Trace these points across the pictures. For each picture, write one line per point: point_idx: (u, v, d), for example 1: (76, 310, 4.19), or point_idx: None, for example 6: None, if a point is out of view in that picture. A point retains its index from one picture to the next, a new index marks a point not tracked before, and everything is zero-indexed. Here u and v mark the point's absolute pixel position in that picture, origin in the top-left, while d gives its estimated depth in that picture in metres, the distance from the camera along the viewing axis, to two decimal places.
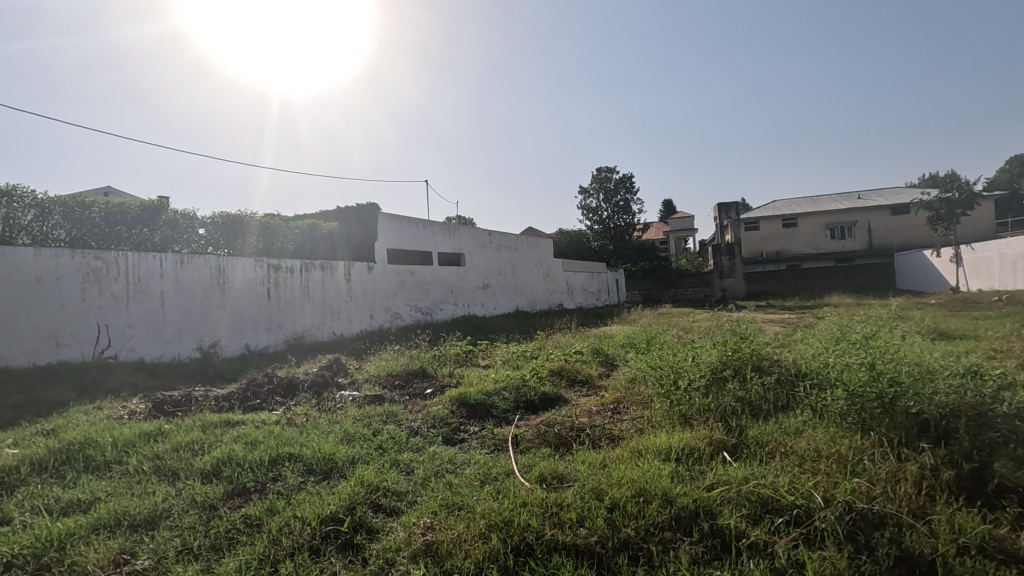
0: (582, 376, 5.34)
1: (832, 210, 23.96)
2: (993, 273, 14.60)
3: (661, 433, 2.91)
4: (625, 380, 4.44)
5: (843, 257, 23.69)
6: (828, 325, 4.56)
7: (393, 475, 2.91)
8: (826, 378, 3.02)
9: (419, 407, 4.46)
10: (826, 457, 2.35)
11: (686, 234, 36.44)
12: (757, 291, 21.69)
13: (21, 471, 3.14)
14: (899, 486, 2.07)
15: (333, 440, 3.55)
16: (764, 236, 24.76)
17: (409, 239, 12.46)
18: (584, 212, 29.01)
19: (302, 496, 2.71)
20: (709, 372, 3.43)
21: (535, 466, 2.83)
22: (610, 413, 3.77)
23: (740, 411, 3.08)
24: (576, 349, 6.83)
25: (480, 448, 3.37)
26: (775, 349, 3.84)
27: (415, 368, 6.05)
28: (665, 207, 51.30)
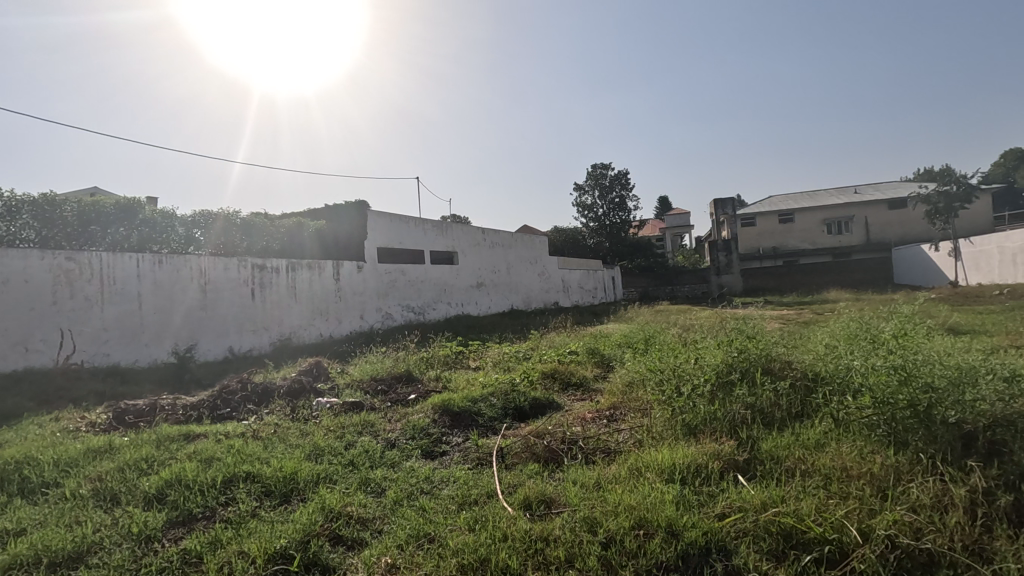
0: (576, 379, 5.00)
1: (829, 205, 23.68)
2: (993, 267, 14.33)
3: (663, 447, 2.58)
4: (622, 384, 4.10)
5: (841, 252, 23.44)
6: (840, 323, 4.23)
7: (360, 498, 2.56)
8: (846, 382, 2.70)
9: (400, 416, 4.11)
10: (856, 477, 2.03)
11: (683, 230, 36.18)
12: (754, 287, 21.42)
13: None
14: (948, 516, 1.75)
15: (298, 455, 3.20)
16: (760, 231, 24.49)
17: (400, 237, 12.09)
18: (579, 209, 28.65)
19: (253, 524, 2.36)
20: (714, 376, 3.10)
21: (520, 488, 2.49)
22: (605, 421, 3.44)
23: (751, 420, 2.76)
24: (570, 349, 6.49)
25: (462, 463, 3.02)
26: (785, 349, 3.51)
27: (399, 371, 5.70)
28: (661, 203, 51.10)
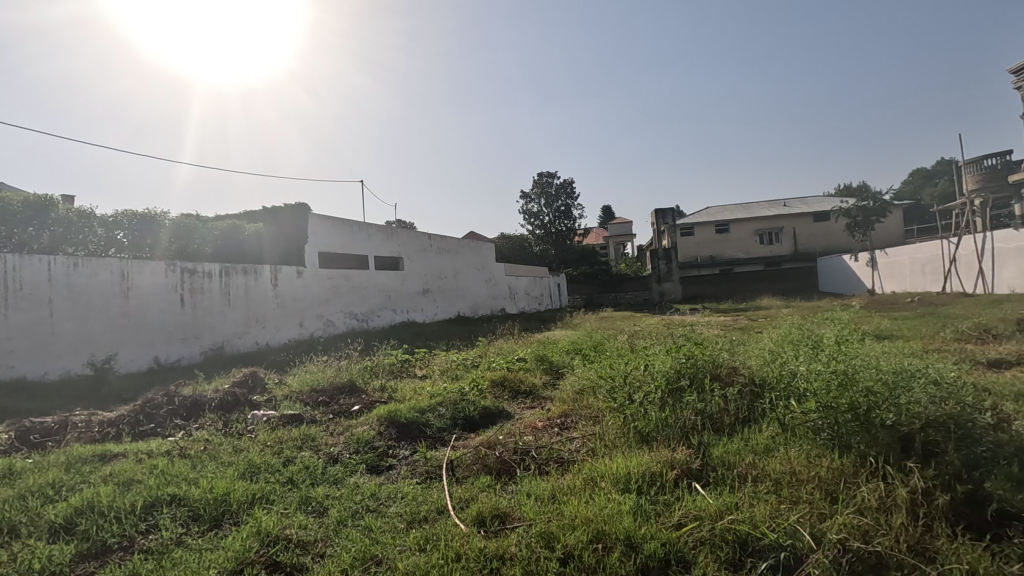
0: (526, 387, 4.95)
1: (761, 217, 24.94)
2: (905, 277, 15.47)
3: (617, 456, 2.56)
4: (573, 391, 4.08)
5: (772, 262, 24.70)
6: (780, 330, 4.38)
7: (300, 519, 2.39)
8: (791, 387, 2.78)
9: (344, 428, 3.92)
10: (805, 482, 2.07)
11: (625, 239, 37.14)
12: (693, 294, 22.19)
13: None
14: (892, 517, 1.81)
15: (231, 474, 2.96)
16: (699, 241, 25.47)
17: (343, 241, 11.71)
18: (526, 216, 28.84)
19: (177, 554, 2.14)
20: (665, 382, 3.12)
21: (473, 502, 2.39)
22: (557, 430, 3.39)
23: (701, 426, 2.79)
24: (518, 356, 6.43)
25: (410, 478, 2.89)
26: (731, 355, 3.59)
27: (342, 381, 5.46)
28: (605, 212, 52.29)
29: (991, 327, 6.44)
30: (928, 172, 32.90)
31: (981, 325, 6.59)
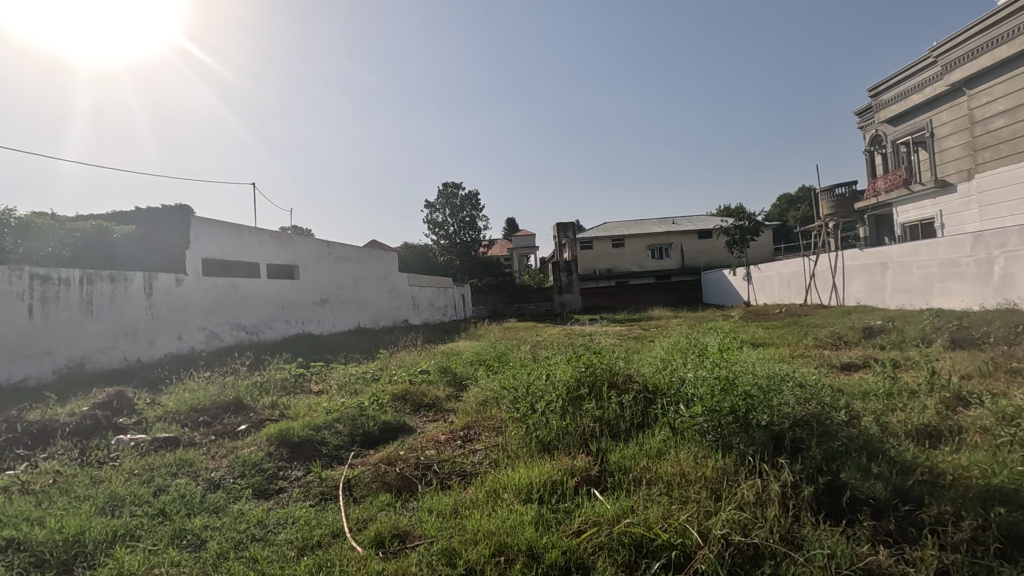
0: (428, 400, 4.84)
1: (653, 233, 26.64)
2: (774, 290, 17.22)
3: (519, 466, 2.57)
4: (476, 402, 4.06)
5: (662, 275, 26.42)
6: (670, 338, 4.67)
7: (172, 556, 2.14)
8: (680, 393, 2.96)
9: (227, 450, 3.60)
10: (693, 482, 2.21)
11: (528, 251, 37.95)
12: (592, 305, 23.12)
13: None
14: (767, 510, 1.97)
15: (87, 510, 2.60)
16: (597, 254, 26.66)
17: (230, 247, 10.86)
18: (430, 226, 28.57)
19: None
20: (565, 391, 3.20)
21: (371, 523, 2.28)
22: (459, 443, 3.35)
23: (599, 433, 2.88)
24: (421, 368, 6.29)
25: (302, 501, 2.71)
26: (626, 364, 3.76)
27: (227, 399, 5.02)
28: (509, 224, 53.20)
29: (843, 335, 7.33)
30: (791, 197, 37.02)
31: (835, 333, 7.47)
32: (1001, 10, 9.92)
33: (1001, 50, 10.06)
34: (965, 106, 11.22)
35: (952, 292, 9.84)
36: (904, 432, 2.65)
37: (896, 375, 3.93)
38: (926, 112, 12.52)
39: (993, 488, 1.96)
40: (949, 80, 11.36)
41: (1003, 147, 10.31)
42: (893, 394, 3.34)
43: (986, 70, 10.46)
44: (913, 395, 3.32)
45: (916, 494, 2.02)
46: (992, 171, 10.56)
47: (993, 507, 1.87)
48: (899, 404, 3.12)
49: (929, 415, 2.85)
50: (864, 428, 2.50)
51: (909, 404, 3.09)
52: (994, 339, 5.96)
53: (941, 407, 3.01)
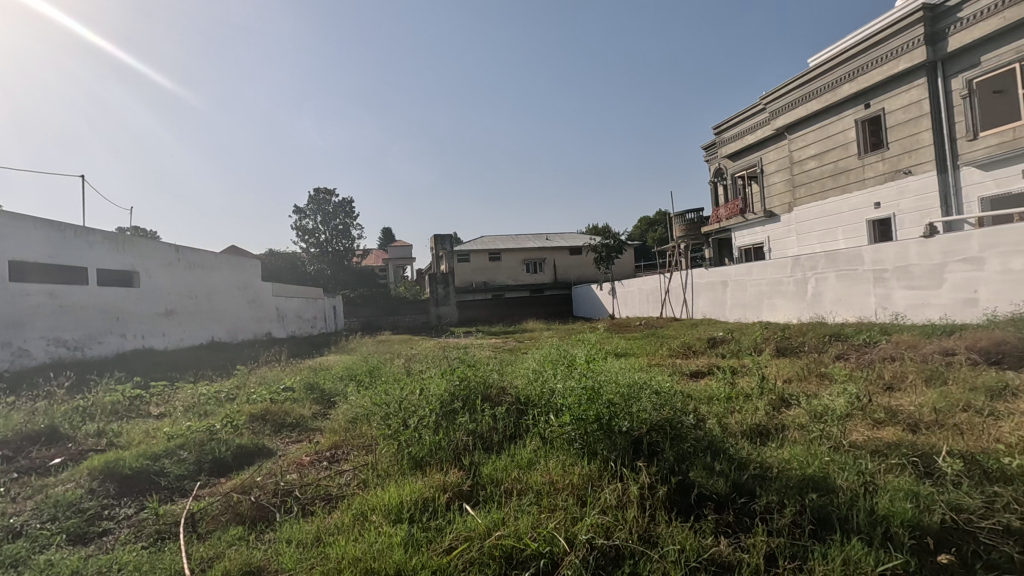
0: (291, 420, 4.50)
1: (527, 248, 27.58)
2: (635, 304, 18.66)
3: (389, 485, 2.47)
4: (345, 420, 3.85)
5: (536, 288, 27.39)
6: (542, 350, 4.84)
7: None
8: (550, 403, 3.06)
9: (34, 490, 3.02)
10: (561, 490, 2.28)
11: (405, 262, 37.25)
12: (469, 318, 23.26)
13: None
14: (627, 512, 2.10)
15: None
16: (474, 267, 26.95)
17: (48, 248, 9.28)
18: (299, 233, 26.90)
19: None
20: (439, 406, 3.16)
21: (218, 561, 2.04)
22: (325, 464, 3.14)
23: (472, 446, 2.88)
24: (284, 385, 5.84)
25: (132, 542, 2.35)
26: (500, 376, 3.82)
27: (36, 429, 4.23)
28: (385, 234, 51.87)
29: (692, 345, 8.12)
30: (649, 219, 40.54)
31: (686, 344, 8.27)
32: (812, 71, 11.85)
33: (812, 104, 11.99)
34: (786, 149, 13.17)
35: (777, 307, 11.40)
36: (740, 431, 2.99)
37: (734, 380, 4.44)
38: (757, 152, 14.48)
39: (807, 477, 2.28)
40: (774, 125, 13.27)
41: (814, 186, 12.25)
42: (732, 398, 3.76)
43: (802, 119, 12.36)
44: (748, 398, 3.76)
45: (749, 487, 2.27)
46: (807, 205, 12.48)
47: (808, 494, 2.17)
48: (736, 407, 3.51)
49: (759, 415, 3.24)
50: (708, 430, 2.78)
51: (744, 407, 3.49)
52: (808, 348, 7.00)
53: (769, 408, 3.44)
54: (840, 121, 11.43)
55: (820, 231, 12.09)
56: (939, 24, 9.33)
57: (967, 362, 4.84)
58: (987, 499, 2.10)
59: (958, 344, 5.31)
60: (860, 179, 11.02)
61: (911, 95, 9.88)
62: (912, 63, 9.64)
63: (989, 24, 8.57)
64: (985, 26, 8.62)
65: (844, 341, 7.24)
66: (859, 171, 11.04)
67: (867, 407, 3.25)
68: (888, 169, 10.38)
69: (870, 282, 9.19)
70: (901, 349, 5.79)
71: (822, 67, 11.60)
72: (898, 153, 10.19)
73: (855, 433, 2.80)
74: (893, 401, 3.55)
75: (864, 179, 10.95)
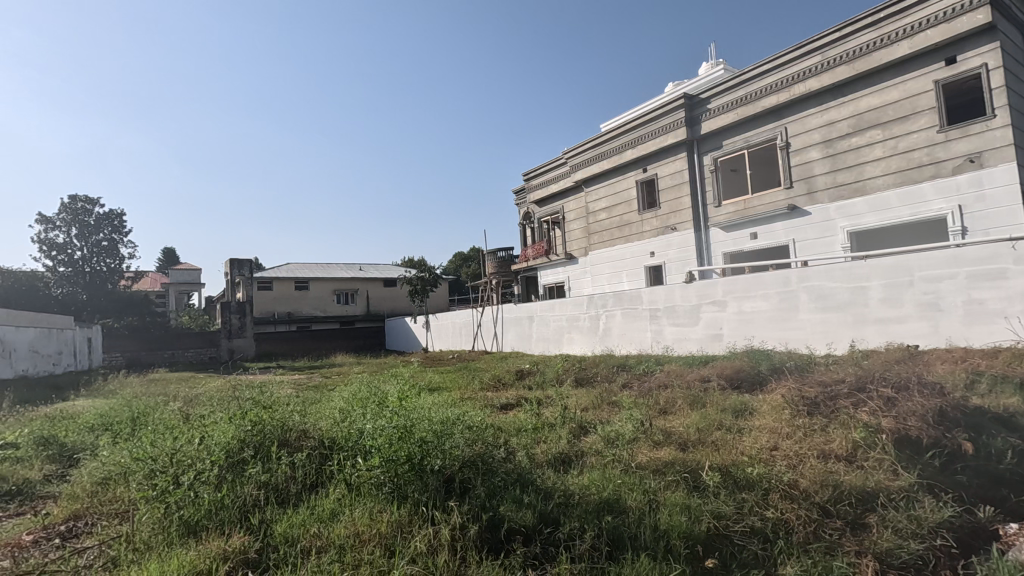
0: (6, 488, 3.51)
1: (338, 277, 26.07)
2: (447, 335, 18.78)
3: (151, 561, 2.09)
4: (90, 482, 3.16)
5: (346, 321, 25.84)
6: (350, 389, 4.61)
7: (104, 530, 2.54)
8: (357, 445, 2.91)
9: None
10: (367, 542, 2.16)
11: (190, 288, 33.70)
12: (267, 352, 20.98)
13: None
14: (438, 558, 2.04)
15: (86, 487, 3.10)
16: (275, 296, 24.61)
17: None
18: (42, 246, 21.83)
19: (81, 551, 2.33)
20: (224, 457, 2.80)
21: (150, 545, 2.31)
22: (53, 544, 2.53)
23: (262, 502, 2.62)
24: (2, 441, 4.41)
25: (55, 548, 2.46)
26: (302, 417, 3.57)
27: None
28: (167, 256, 45.74)
29: (502, 378, 8.44)
30: (464, 255, 41.70)
31: (496, 376, 8.57)
32: (603, 135, 13.61)
33: (604, 163, 13.73)
34: (583, 200, 14.82)
35: (574, 341, 12.53)
36: (546, 461, 3.14)
37: (540, 411, 4.68)
38: (559, 200, 16.05)
39: (603, 501, 2.48)
40: (574, 178, 14.84)
41: (605, 234, 13.90)
42: (538, 428, 3.95)
43: (595, 175, 14.06)
44: (551, 427, 3.99)
45: (554, 516, 2.38)
46: (598, 250, 14.10)
47: (604, 517, 2.35)
48: (541, 437, 3.69)
49: (562, 444, 3.46)
50: (517, 464, 2.89)
51: (549, 436, 3.70)
52: (601, 378, 7.77)
53: (571, 436, 3.71)
54: (625, 180, 13.28)
55: (609, 274, 13.73)
56: (695, 111, 11.50)
57: (719, 387, 5.82)
58: (738, 504, 2.51)
59: (713, 372, 6.41)
60: (640, 231, 12.85)
61: (676, 165, 11.94)
62: (676, 139, 11.68)
63: (727, 117, 10.85)
64: (725, 118, 10.91)
65: (629, 371, 8.22)
66: (639, 225, 12.87)
67: (647, 430, 3.70)
68: (660, 224, 12.29)
69: (647, 319, 10.62)
70: (671, 377, 6.75)
71: (610, 132, 13.41)
72: (667, 212, 12.15)
73: (640, 453, 3.16)
74: (666, 424, 4.08)
75: (642, 231, 12.79)
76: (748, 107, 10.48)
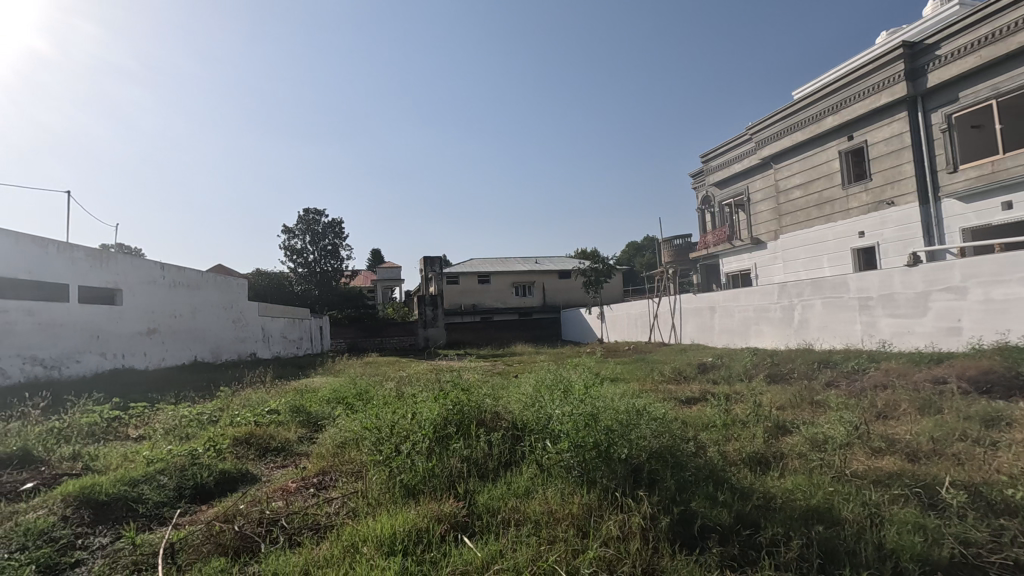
0: (276, 444, 4.43)
1: (516, 271, 27.44)
2: (623, 326, 18.59)
3: (382, 514, 2.48)
4: (332, 445, 3.84)
5: (524, 312, 27.10)
6: (535, 377, 4.86)
7: (346, 485, 3.06)
8: (547, 429, 3.07)
9: (3, 515, 2.87)
10: (561, 520, 2.28)
11: (392, 284, 38.46)
12: (456, 340, 23.02)
13: (61, 509, 2.90)
14: (629, 545, 2.07)
15: (330, 449, 3.76)
16: (461, 289, 26.84)
17: (26, 263, 7.95)
18: (286, 252, 26.82)
19: (331, 500, 2.85)
20: (432, 431, 3.17)
21: (381, 500, 2.73)
22: (311, 491, 3.13)
23: (466, 474, 2.91)
24: (269, 407, 5.57)
25: (313, 495, 3.05)
26: (495, 400, 3.87)
27: (7, 452, 3.87)
28: (375, 256, 52.78)
29: (683, 370, 8.10)
30: (639, 244, 40.70)
31: (676, 369, 8.25)
32: (796, 103, 12.15)
33: (798, 135, 12.26)
34: (772, 178, 13.43)
35: (763, 334, 11.45)
36: (740, 460, 2.95)
37: (728, 407, 4.40)
38: (743, 180, 14.77)
39: (810, 508, 2.26)
40: (761, 155, 13.52)
41: (800, 214, 12.42)
42: (729, 425, 3.71)
43: (787, 149, 12.64)
44: (743, 425, 3.73)
45: (753, 518, 2.24)
46: (792, 232, 12.67)
47: (813, 526, 2.14)
48: (733, 434, 3.47)
49: (757, 443, 3.21)
50: (709, 460, 2.77)
51: (742, 434, 3.47)
52: (799, 375, 7.00)
53: (767, 436, 3.43)
54: (825, 152, 11.69)
55: (806, 259, 12.25)
56: (918, 61, 9.61)
57: (958, 391, 4.84)
58: (994, 532, 2.07)
59: (948, 372, 5.35)
60: (844, 209, 11.22)
61: (892, 128, 10.15)
62: (892, 98, 9.92)
63: (964, 63, 8.87)
64: (962, 64, 8.86)
65: (834, 368, 7.25)
66: (844, 201, 11.24)
67: (864, 435, 3.24)
68: (872, 199, 10.57)
69: (855, 309, 9.25)
70: (891, 377, 5.79)
71: (805, 99, 11.91)
72: (881, 184, 10.40)
73: (854, 461, 2.79)
74: (887, 430, 3.52)
75: (847, 209, 11.15)
76: (996, 46, 8.44)
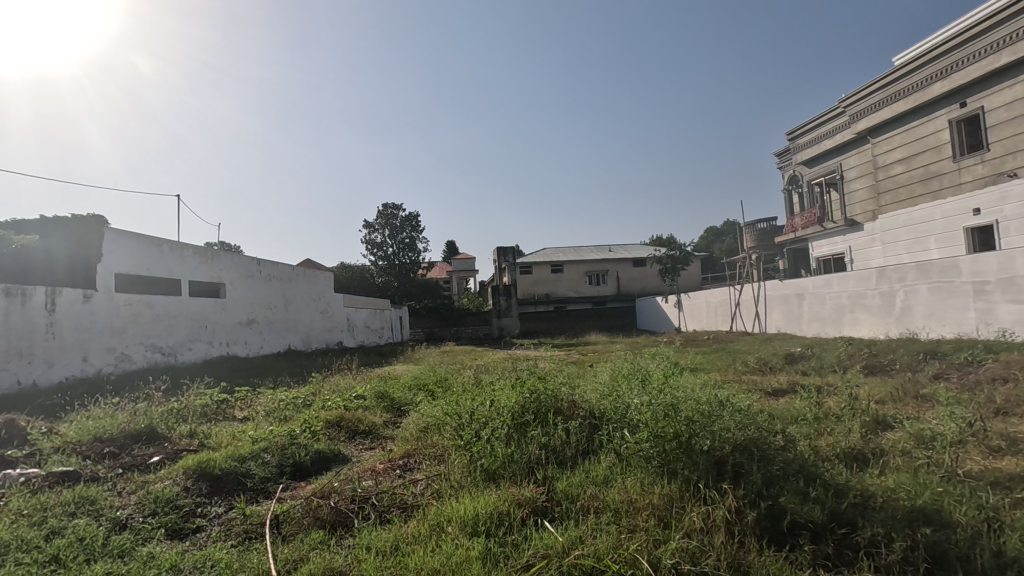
0: (364, 427, 4.70)
1: (589, 260, 27.13)
2: (702, 315, 17.94)
3: (465, 496, 2.57)
4: (416, 429, 4.01)
5: (598, 301, 26.79)
6: (611, 366, 4.81)
7: (430, 467, 3.20)
8: (625, 418, 3.05)
9: (136, 485, 3.25)
10: (641, 510, 2.27)
11: (467, 275, 39.32)
12: (529, 329, 23.20)
13: (182, 481, 3.25)
14: (713, 538, 2.03)
15: (412, 434, 3.93)
16: (535, 279, 26.94)
17: (147, 261, 8.88)
18: (368, 246, 28.15)
19: (417, 481, 2.99)
20: (511, 418, 3.24)
21: (461, 483, 2.82)
22: (397, 472, 3.30)
23: (545, 461, 2.95)
24: (356, 392, 5.92)
25: (398, 476, 3.21)
26: (571, 389, 3.87)
27: (137, 428, 4.38)
28: (450, 249, 54.17)
29: (768, 361, 7.71)
30: (717, 230, 38.96)
31: (760, 359, 7.87)
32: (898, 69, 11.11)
33: (901, 104, 11.21)
34: (869, 153, 12.39)
35: (860, 322, 10.64)
36: (834, 455, 2.78)
37: (820, 399, 4.15)
38: (835, 156, 13.73)
39: (916, 509, 2.10)
40: (857, 129, 12.50)
41: (903, 191, 11.37)
42: (821, 419, 3.49)
43: (888, 120, 11.60)
44: (837, 419, 3.49)
45: (849, 516, 2.13)
46: (892, 212, 11.65)
47: (919, 527, 1.99)
48: (826, 428, 3.27)
49: (853, 438, 3.01)
50: (799, 454, 2.63)
51: (837, 428, 3.26)
52: (900, 366, 6.47)
53: (865, 431, 3.20)
54: (931, 121, 10.62)
55: (908, 240, 11.19)
56: None
57: None
58: None
59: None
60: (955, 183, 10.17)
61: (1013, 91, 9.05)
62: (1013, 57, 8.84)
63: None
64: None
65: (943, 359, 6.62)
66: (955, 175, 10.18)
67: (981, 433, 2.94)
68: (989, 172, 9.50)
69: (968, 295, 8.39)
70: (1013, 369, 5.21)
71: (908, 64, 10.86)
72: (1000, 154, 9.30)
73: (967, 462, 2.55)
74: (1007, 428, 3.17)
75: (959, 183, 10.10)
76: None
